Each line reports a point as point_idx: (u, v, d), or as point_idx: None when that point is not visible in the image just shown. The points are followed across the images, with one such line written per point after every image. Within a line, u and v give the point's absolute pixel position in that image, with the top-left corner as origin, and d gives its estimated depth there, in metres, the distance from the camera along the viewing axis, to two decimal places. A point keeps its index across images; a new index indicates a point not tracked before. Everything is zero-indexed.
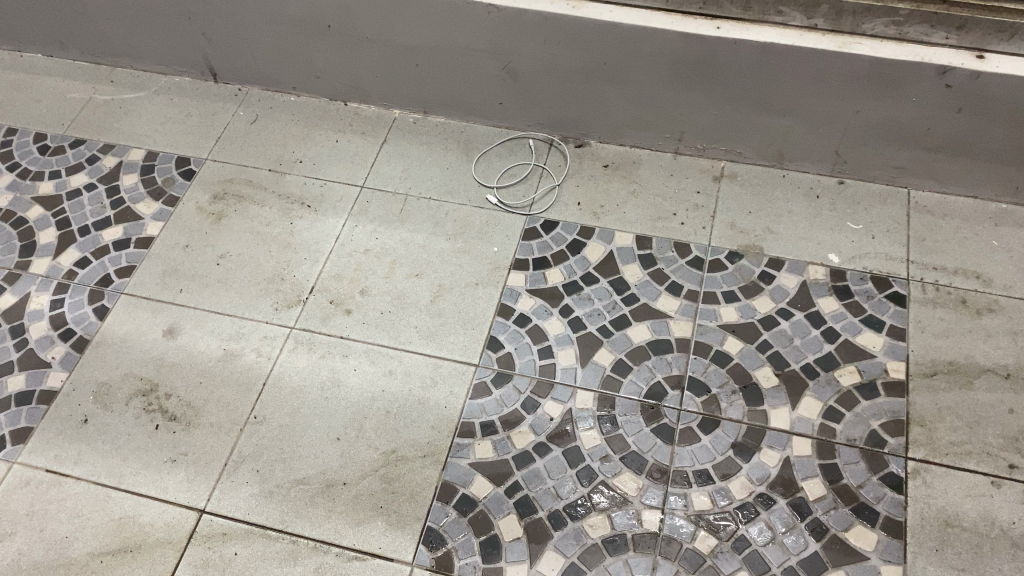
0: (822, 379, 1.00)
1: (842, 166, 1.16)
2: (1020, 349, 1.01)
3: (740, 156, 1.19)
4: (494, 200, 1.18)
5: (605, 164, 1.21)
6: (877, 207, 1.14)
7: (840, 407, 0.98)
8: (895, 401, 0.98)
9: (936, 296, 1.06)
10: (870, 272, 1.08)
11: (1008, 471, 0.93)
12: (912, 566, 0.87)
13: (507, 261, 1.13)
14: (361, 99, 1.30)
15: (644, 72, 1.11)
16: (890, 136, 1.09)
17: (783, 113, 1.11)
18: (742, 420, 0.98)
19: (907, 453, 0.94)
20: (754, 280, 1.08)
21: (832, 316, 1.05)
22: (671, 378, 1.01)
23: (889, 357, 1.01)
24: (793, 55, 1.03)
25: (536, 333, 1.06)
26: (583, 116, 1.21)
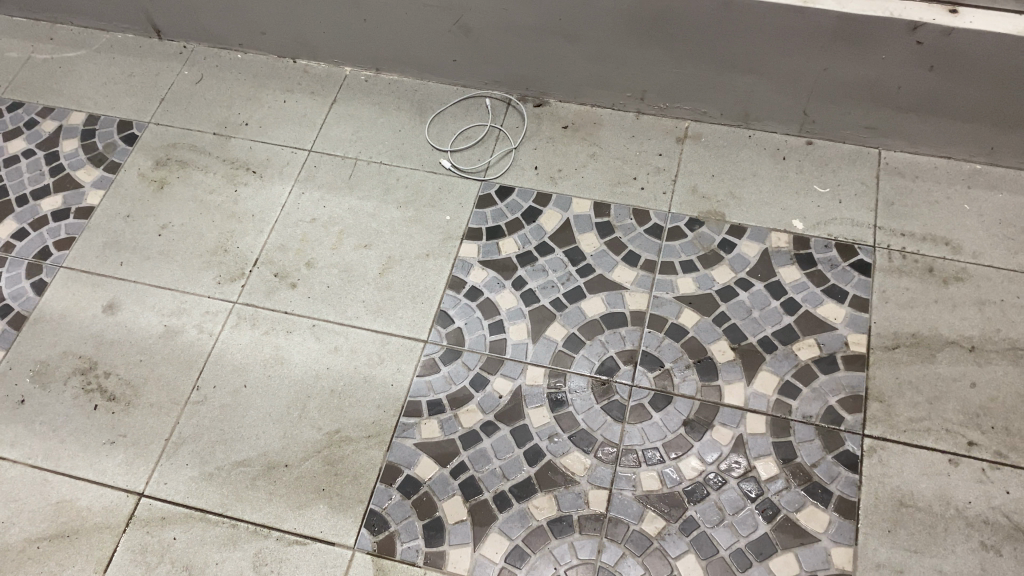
0: (780, 353, 0.97)
1: (811, 126, 1.10)
2: (987, 321, 0.97)
3: (705, 115, 1.13)
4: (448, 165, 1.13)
5: (565, 125, 1.16)
6: (846, 169, 1.09)
7: (798, 382, 0.95)
8: (854, 376, 0.95)
9: (902, 264, 1.02)
10: (835, 239, 1.04)
11: (967, 448, 0.90)
12: (863, 548, 0.85)
13: (460, 230, 1.08)
14: (310, 55, 1.24)
15: (601, 29, 1.05)
16: (859, 95, 1.04)
17: (747, 71, 1.05)
18: (695, 396, 0.95)
19: (864, 430, 0.92)
20: (714, 248, 1.04)
21: (793, 287, 1.01)
22: (624, 353, 0.98)
23: (851, 329, 0.98)
24: (755, 11, 0.97)
25: (487, 306, 1.02)
26: (540, 73, 1.15)
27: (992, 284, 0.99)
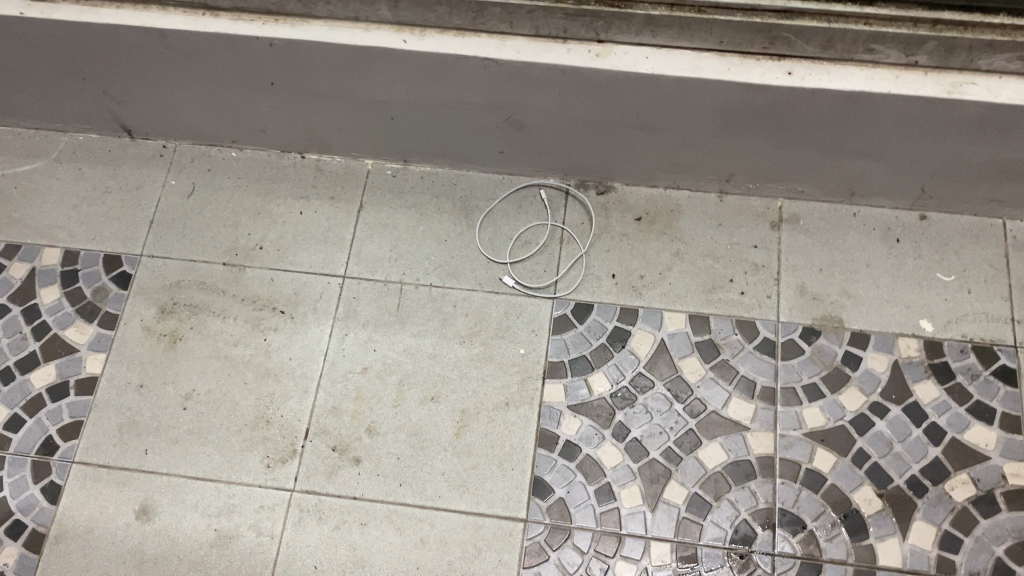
0: (932, 495, 0.85)
1: (926, 201, 0.96)
2: None
3: (801, 193, 0.98)
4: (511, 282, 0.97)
5: (638, 216, 0.99)
6: (970, 249, 0.95)
7: (959, 531, 0.84)
8: (1018, 517, 0.84)
9: None
10: (971, 341, 0.91)
11: None
12: None
13: (539, 366, 0.93)
14: (322, 149, 1.04)
15: (688, 122, 0.88)
16: (993, 174, 0.89)
17: (861, 155, 0.89)
18: (847, 560, 0.83)
19: None
20: (837, 366, 0.91)
21: (934, 408, 0.89)
22: (757, 514, 0.85)
23: (1006, 456, 0.86)
24: (886, 103, 0.80)
25: (589, 467, 0.88)
26: (606, 161, 0.97)
27: None
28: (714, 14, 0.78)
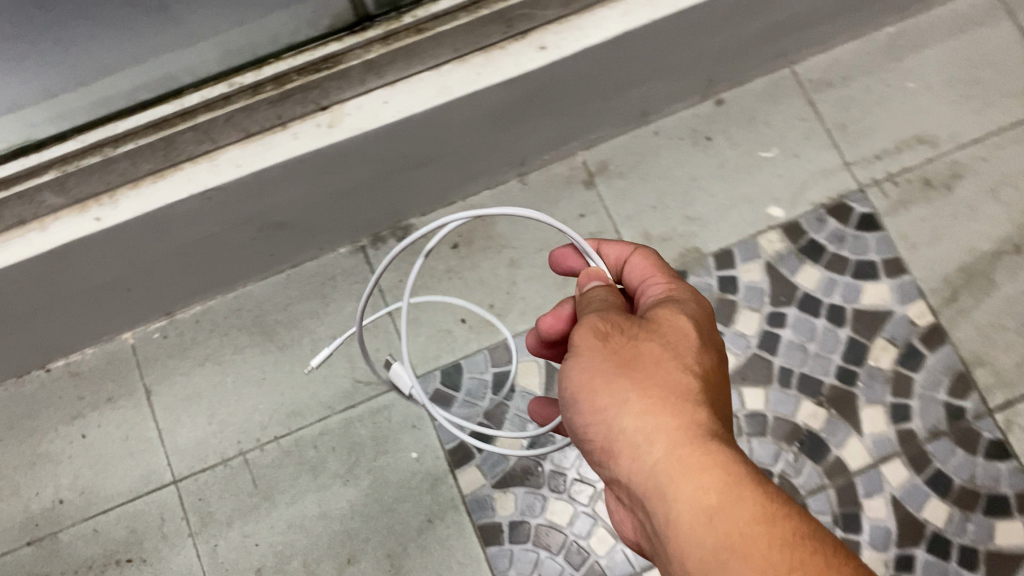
0: (864, 377, 0.82)
1: (716, 87, 0.89)
2: (1007, 208, 0.87)
3: (597, 138, 0.88)
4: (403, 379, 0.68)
5: (452, 244, 0.87)
6: (776, 111, 0.90)
7: (903, 401, 0.82)
8: (944, 353, 0.83)
9: (901, 194, 0.88)
10: (822, 205, 0.87)
11: None
12: None
13: (441, 462, 0.81)
14: (66, 350, 0.83)
15: (457, 138, 0.75)
16: (770, 36, 0.83)
17: (641, 81, 0.81)
18: (824, 483, 0.80)
19: (989, 407, 0.81)
20: (719, 296, 0.85)
21: (822, 289, 0.85)
22: None
23: (906, 302, 0.84)
24: (651, 30, 0.71)
25: (546, 535, 0.79)
26: (391, 208, 0.83)
27: (987, 164, 0.89)
28: (437, 26, 0.64)
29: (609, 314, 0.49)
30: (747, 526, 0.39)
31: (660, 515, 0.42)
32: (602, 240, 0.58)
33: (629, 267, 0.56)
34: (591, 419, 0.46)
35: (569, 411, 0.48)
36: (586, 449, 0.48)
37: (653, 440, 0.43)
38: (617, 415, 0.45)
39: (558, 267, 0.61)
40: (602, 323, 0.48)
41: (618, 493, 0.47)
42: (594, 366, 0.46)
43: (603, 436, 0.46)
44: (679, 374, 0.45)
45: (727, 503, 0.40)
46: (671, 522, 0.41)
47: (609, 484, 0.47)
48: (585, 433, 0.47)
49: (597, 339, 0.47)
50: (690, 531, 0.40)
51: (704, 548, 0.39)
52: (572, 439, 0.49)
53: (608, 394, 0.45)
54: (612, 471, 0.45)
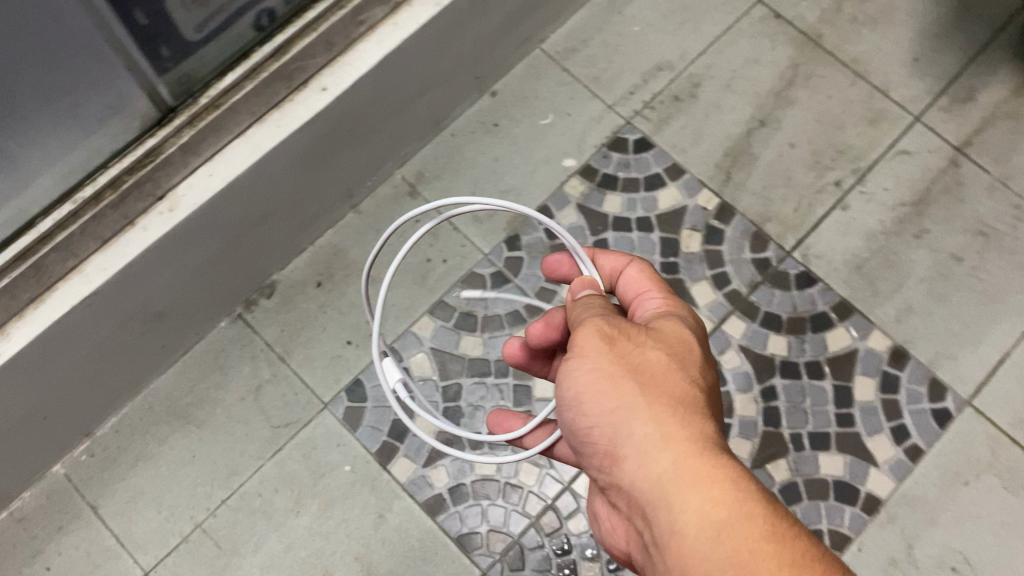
0: (685, 263, 0.98)
1: (486, 81, 1.04)
2: (743, 95, 1.06)
3: (406, 155, 1.02)
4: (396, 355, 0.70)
5: (316, 283, 0.98)
6: (541, 83, 1.06)
7: (720, 270, 0.98)
8: (736, 222, 1.00)
9: (659, 114, 1.05)
10: (604, 144, 1.04)
11: (838, 189, 1.01)
12: (881, 321, 0.95)
13: (372, 463, 0.92)
14: (6, 499, 0.89)
15: (282, 188, 0.87)
16: (509, 25, 0.99)
17: (420, 94, 0.95)
18: None
19: (785, 249, 0.99)
20: (550, 244, 1.00)
21: (627, 209, 1.01)
22: None
23: (693, 195, 1.02)
24: (406, 48, 0.86)
25: (482, 486, 0.91)
26: (251, 269, 0.94)
27: (716, 67, 1.07)
28: (229, 99, 0.77)
29: (615, 321, 0.57)
30: (753, 542, 0.45)
31: (662, 515, 0.48)
32: (600, 250, 0.68)
33: (624, 275, 0.66)
34: (598, 419, 0.53)
35: (575, 413, 0.55)
36: (590, 447, 0.54)
37: (662, 441, 0.49)
38: (623, 418, 0.51)
39: (552, 271, 0.72)
40: (608, 329, 0.55)
41: (619, 497, 0.54)
42: (600, 366, 0.54)
43: (609, 437, 0.52)
44: (683, 384, 0.52)
45: (736, 518, 0.46)
46: (677, 521, 0.47)
47: (610, 486, 0.54)
48: (589, 434, 0.54)
49: (602, 340, 0.54)
50: (696, 538, 0.46)
51: (709, 556, 0.45)
52: (574, 441, 0.56)
53: (615, 397, 0.52)
54: (616, 474, 0.52)
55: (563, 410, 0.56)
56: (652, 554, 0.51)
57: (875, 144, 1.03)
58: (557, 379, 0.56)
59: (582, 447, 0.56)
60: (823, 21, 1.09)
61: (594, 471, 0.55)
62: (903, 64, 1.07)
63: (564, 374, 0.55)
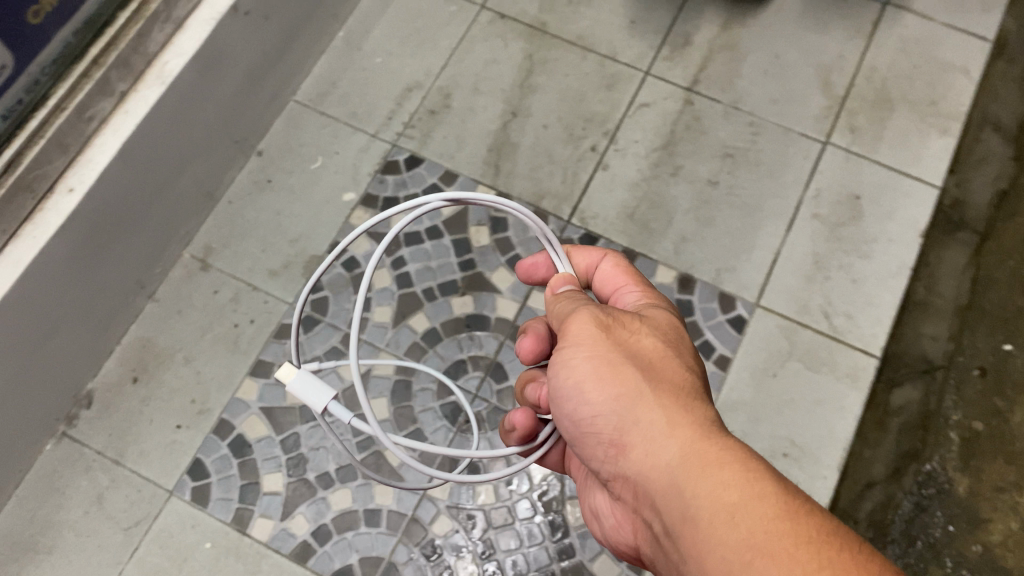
0: (479, 257, 1.04)
1: (247, 144, 1.09)
2: (491, 92, 1.13)
3: (188, 234, 1.05)
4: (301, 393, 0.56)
5: (132, 378, 1.00)
6: (302, 132, 1.11)
7: (511, 254, 1.04)
8: (516, 207, 1.07)
9: (421, 130, 1.11)
10: (377, 171, 1.09)
11: (595, 153, 1.10)
12: (663, 257, 1.04)
13: (231, 532, 0.93)
14: None
15: (65, 295, 0.88)
16: (249, 86, 1.04)
17: (179, 172, 0.99)
18: (500, 341, 1.00)
19: (564, 219, 1.06)
20: (350, 276, 1.03)
21: (414, 222, 1.06)
22: (441, 392, 0.98)
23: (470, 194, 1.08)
24: (145, 130, 0.89)
25: (344, 519, 0.93)
26: (60, 384, 0.95)
27: (460, 74, 1.14)
28: None
29: (608, 312, 0.62)
30: (764, 522, 0.46)
31: (667, 495, 0.51)
32: (574, 247, 0.74)
33: (598, 270, 0.73)
34: (602, 406, 0.57)
35: (578, 404, 0.59)
36: (596, 438, 0.58)
37: (666, 420, 0.54)
38: (627, 402, 0.56)
39: (527, 276, 0.78)
40: (601, 320, 0.61)
41: (626, 487, 0.57)
42: (597, 353, 0.59)
43: (615, 424, 0.57)
44: (678, 372, 0.58)
45: (742, 496, 0.48)
46: (683, 500, 0.50)
47: (617, 476, 0.58)
48: (594, 421, 0.58)
49: (597, 330, 0.60)
50: (699, 515, 0.49)
51: (709, 529, 0.48)
52: (578, 434, 0.60)
53: (617, 383, 0.57)
54: (623, 459, 0.56)
55: (564, 404, 0.61)
56: (661, 536, 0.54)
57: (616, 106, 1.13)
58: (553, 372, 0.61)
59: (585, 439, 0.60)
60: (543, 9, 1.19)
61: (598, 461, 0.59)
62: (622, 29, 1.17)
63: (562, 364, 0.60)
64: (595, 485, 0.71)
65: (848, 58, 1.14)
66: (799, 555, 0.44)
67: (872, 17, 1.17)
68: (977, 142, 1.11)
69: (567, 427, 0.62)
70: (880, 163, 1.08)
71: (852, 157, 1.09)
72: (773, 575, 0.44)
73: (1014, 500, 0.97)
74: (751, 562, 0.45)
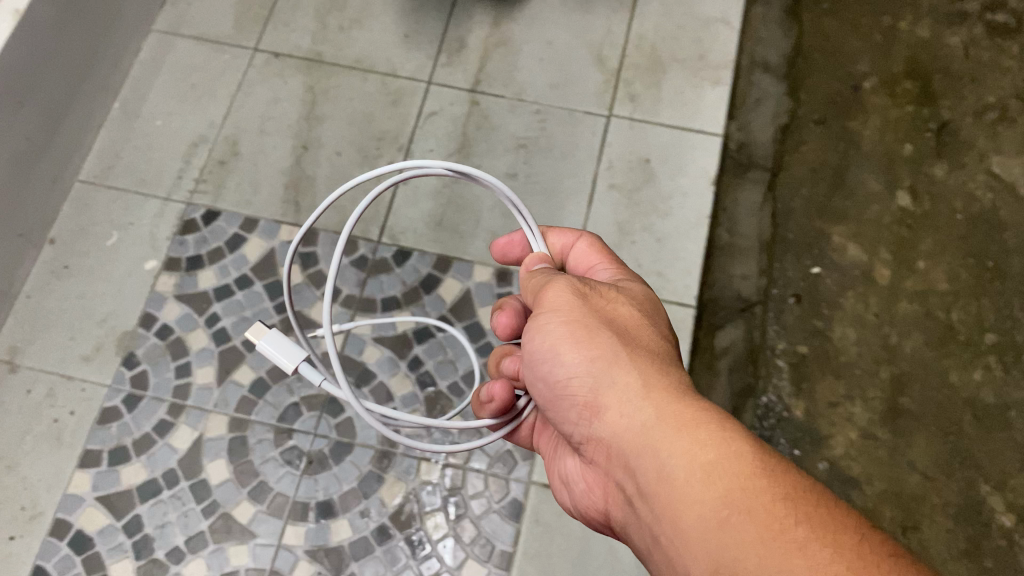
0: (294, 295, 1.04)
1: (34, 232, 1.05)
2: (277, 131, 1.13)
3: None
4: (274, 352, 0.61)
5: None
6: (93, 211, 1.09)
7: (325, 285, 1.04)
8: (322, 238, 1.06)
9: (213, 183, 1.10)
10: (175, 232, 1.08)
11: (392, 168, 1.11)
12: (476, 256, 1.05)
13: None
14: None
15: None
16: (22, 172, 1.00)
17: None
18: (329, 374, 1.00)
19: (373, 240, 1.06)
20: (165, 343, 1.01)
21: (221, 276, 1.05)
22: (279, 438, 0.97)
23: (275, 235, 1.07)
24: None
25: None
26: None
27: (244, 121, 1.14)
28: None
29: (582, 278, 0.63)
30: (744, 480, 0.48)
31: (644, 456, 0.53)
32: (549, 231, 0.77)
33: (574, 250, 0.75)
34: (577, 368, 0.58)
35: (554, 366, 0.60)
36: (571, 400, 0.59)
37: (645, 383, 0.56)
38: (604, 365, 0.57)
39: (500, 260, 0.79)
40: (576, 289, 0.62)
41: (600, 449, 0.59)
42: (574, 319, 0.60)
43: (587, 388, 0.58)
44: (652, 339, 0.60)
45: (721, 455, 0.50)
46: (659, 459, 0.52)
47: (591, 438, 0.59)
48: (569, 384, 0.59)
49: (572, 298, 0.61)
50: (679, 474, 0.51)
51: (689, 487, 0.50)
52: (551, 394, 0.61)
53: (591, 347, 0.58)
54: (599, 421, 0.57)
55: (539, 368, 0.61)
56: (632, 496, 0.56)
57: (405, 121, 1.14)
58: (529, 336, 0.62)
59: (556, 403, 0.61)
60: (317, 41, 1.19)
61: (571, 425, 0.60)
62: (398, 44, 1.19)
63: (538, 329, 0.61)
64: (564, 452, 0.72)
65: (616, 32, 1.20)
66: (779, 513, 0.47)
67: None
68: (750, 84, 1.18)
69: (538, 393, 0.63)
70: (661, 124, 1.14)
71: (635, 123, 1.14)
72: (750, 532, 0.46)
73: (847, 411, 1.02)
74: (732, 521, 0.47)
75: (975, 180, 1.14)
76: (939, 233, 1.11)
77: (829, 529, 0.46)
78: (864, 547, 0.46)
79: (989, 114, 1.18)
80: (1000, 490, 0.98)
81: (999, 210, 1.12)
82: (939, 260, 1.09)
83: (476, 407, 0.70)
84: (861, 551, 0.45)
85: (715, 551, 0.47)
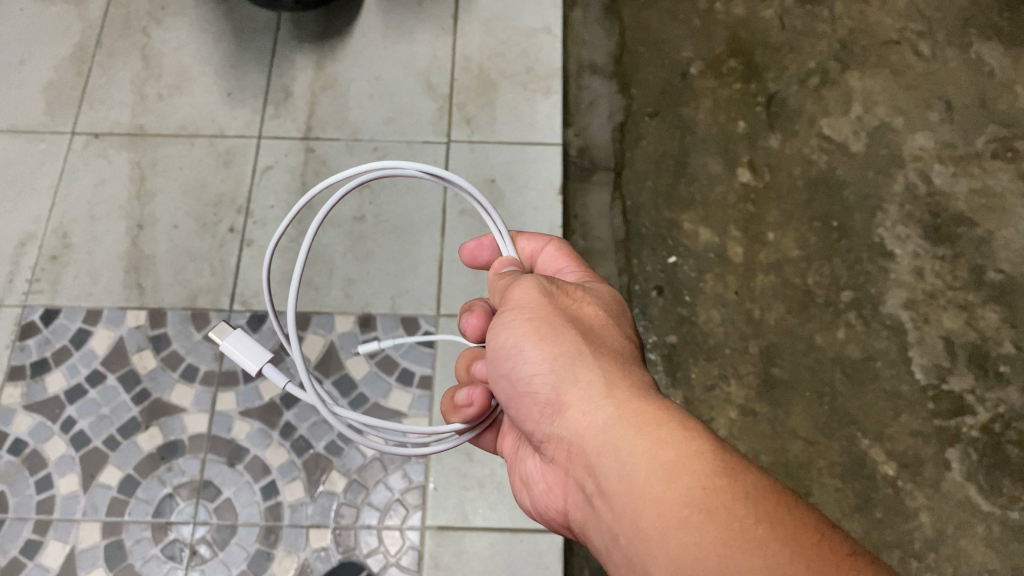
0: (152, 381, 1.00)
1: None
2: (109, 214, 1.09)
3: None
4: (237, 353, 0.62)
5: None
6: None
7: (183, 366, 1.00)
8: (172, 317, 1.03)
9: (49, 279, 1.05)
10: (14, 338, 1.01)
11: (235, 231, 1.07)
12: (335, 307, 1.03)
13: None
14: None
15: None
16: None
17: None
18: (200, 457, 0.96)
19: (226, 310, 1.03)
20: (20, 458, 0.96)
21: (71, 376, 1.00)
22: (158, 533, 0.92)
23: (121, 322, 1.02)
24: None
25: None
26: None
27: (72, 210, 1.09)
28: None
29: (552, 279, 0.63)
30: (704, 479, 0.48)
31: (606, 453, 0.52)
32: (522, 235, 0.76)
33: (544, 253, 0.75)
34: (542, 366, 0.57)
35: (516, 363, 0.59)
36: (535, 398, 0.59)
37: (609, 381, 0.55)
38: (568, 363, 0.57)
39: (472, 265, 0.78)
40: (544, 289, 0.61)
41: (562, 447, 0.58)
42: (539, 317, 0.59)
43: (551, 385, 0.57)
44: (617, 344, 0.59)
45: (683, 455, 0.49)
46: (621, 456, 0.51)
47: (553, 436, 0.58)
48: (532, 381, 0.58)
49: (541, 299, 0.60)
50: (643, 474, 0.50)
51: (650, 482, 0.49)
52: (515, 392, 0.60)
53: (556, 344, 0.57)
54: (561, 418, 0.56)
55: (502, 365, 0.61)
56: (591, 495, 0.55)
57: (241, 181, 1.10)
58: (494, 334, 0.61)
59: (520, 400, 0.60)
60: (136, 113, 1.15)
61: (534, 424, 0.59)
62: (221, 104, 1.15)
63: (505, 328, 0.60)
64: (524, 452, 0.71)
65: (442, 56, 1.19)
66: (742, 517, 0.46)
67: (450, 12, 1.22)
68: (581, 89, 1.19)
69: (502, 391, 0.62)
70: (500, 142, 1.14)
71: (475, 145, 1.14)
72: (710, 531, 0.46)
73: (724, 392, 1.03)
74: (689, 519, 0.47)
75: (809, 145, 1.17)
76: (783, 203, 1.14)
77: (787, 533, 0.46)
78: (833, 557, 0.45)
79: (812, 79, 1.21)
80: (879, 441, 1.01)
81: (835, 169, 1.15)
82: (787, 230, 1.12)
83: (447, 412, 0.70)
84: (822, 553, 0.45)
85: (675, 549, 0.46)
